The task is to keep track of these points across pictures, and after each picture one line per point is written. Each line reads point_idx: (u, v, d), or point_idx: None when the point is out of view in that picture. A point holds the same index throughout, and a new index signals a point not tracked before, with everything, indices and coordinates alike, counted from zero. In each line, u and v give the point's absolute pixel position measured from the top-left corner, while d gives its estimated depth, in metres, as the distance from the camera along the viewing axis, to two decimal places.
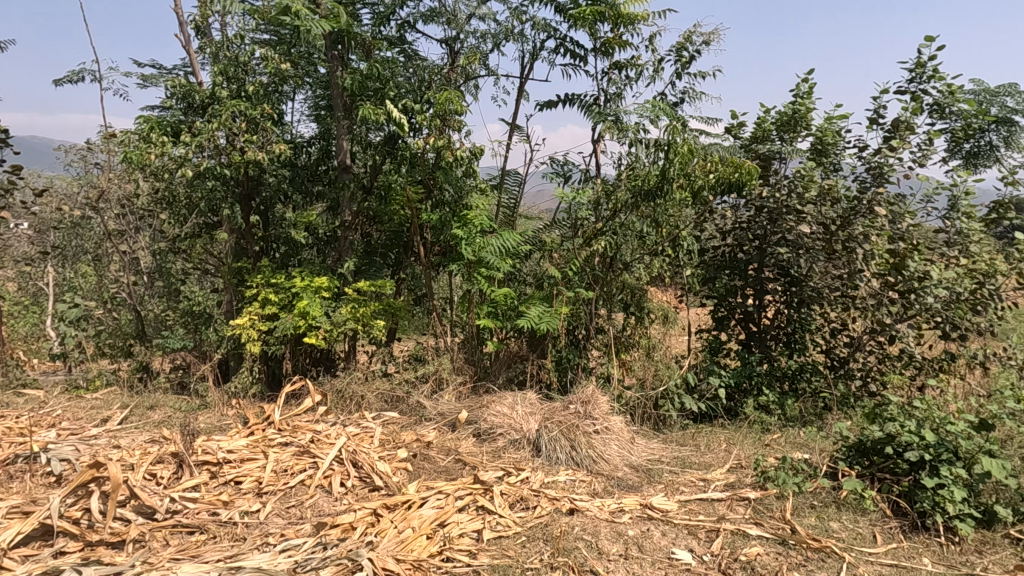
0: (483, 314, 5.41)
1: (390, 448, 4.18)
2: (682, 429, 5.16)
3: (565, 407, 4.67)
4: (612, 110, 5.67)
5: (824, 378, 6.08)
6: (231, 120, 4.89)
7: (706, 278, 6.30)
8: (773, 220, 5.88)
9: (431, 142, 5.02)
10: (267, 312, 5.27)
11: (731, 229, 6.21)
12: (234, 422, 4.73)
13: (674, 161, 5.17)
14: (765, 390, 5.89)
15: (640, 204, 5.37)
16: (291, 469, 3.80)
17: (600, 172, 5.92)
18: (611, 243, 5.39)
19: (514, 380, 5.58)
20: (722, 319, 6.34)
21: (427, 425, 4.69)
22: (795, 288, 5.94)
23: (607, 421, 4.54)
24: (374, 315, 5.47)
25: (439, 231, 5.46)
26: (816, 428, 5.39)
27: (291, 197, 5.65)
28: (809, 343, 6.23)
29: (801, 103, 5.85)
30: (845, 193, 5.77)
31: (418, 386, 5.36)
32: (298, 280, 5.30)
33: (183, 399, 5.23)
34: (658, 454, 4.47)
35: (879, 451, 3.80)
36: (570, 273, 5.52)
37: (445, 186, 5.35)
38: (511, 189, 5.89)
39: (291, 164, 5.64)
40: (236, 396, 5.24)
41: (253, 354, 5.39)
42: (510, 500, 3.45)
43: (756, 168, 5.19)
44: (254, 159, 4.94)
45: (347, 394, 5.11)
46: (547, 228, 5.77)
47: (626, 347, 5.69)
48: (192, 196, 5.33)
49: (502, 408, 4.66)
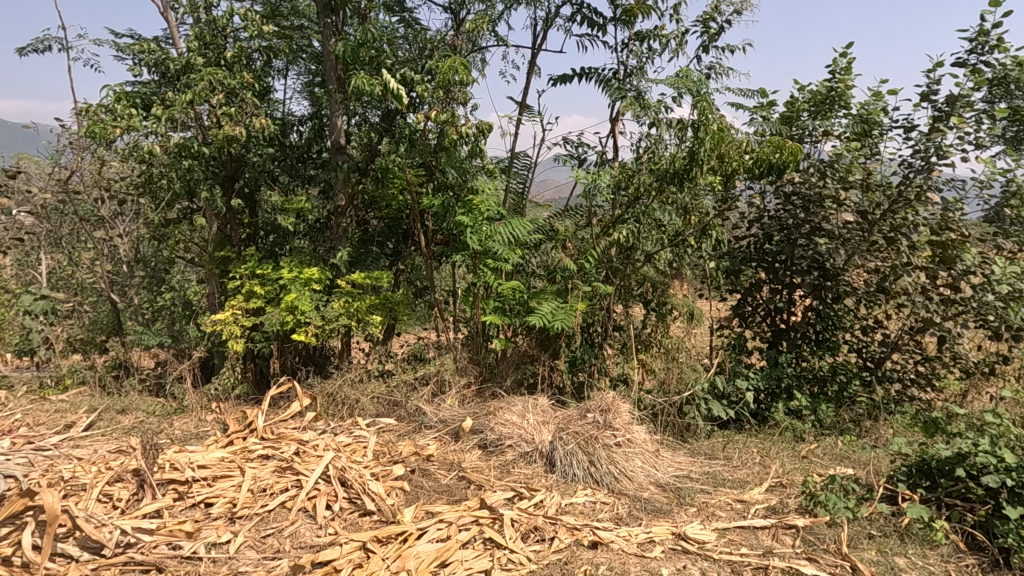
0: (490, 309, 4.91)
1: (385, 462, 3.70)
2: (709, 437, 4.65)
3: (582, 416, 4.14)
4: (633, 85, 5.14)
5: (861, 381, 5.58)
6: (212, 93, 4.37)
7: (730, 270, 5.80)
8: (807, 208, 5.38)
9: (432, 117, 4.43)
10: (252, 307, 4.82)
11: (757, 217, 5.70)
12: (212, 429, 4.26)
13: (705, 140, 4.63)
14: (796, 393, 5.42)
15: (664, 188, 4.87)
16: (271, 489, 3.32)
17: (618, 154, 5.42)
18: (632, 231, 4.88)
19: (524, 381, 5.06)
20: (746, 314, 5.88)
21: (427, 434, 4.20)
22: (830, 282, 5.43)
23: (630, 432, 4.04)
24: (371, 310, 4.99)
25: (441, 218, 4.95)
26: (858, 439, 4.88)
27: (277, 178, 5.13)
28: (842, 341, 5.74)
29: (839, 81, 5.31)
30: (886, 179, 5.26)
31: (417, 388, 4.87)
32: (286, 272, 4.81)
33: (159, 401, 4.74)
34: (686, 469, 3.98)
35: (947, 472, 3.30)
36: (587, 265, 4.94)
37: (449, 169, 4.83)
38: (521, 174, 5.34)
39: (279, 144, 5.13)
40: (216, 398, 4.75)
41: (236, 352, 4.90)
42: (523, 531, 2.96)
43: (800, 147, 4.69)
44: (236, 137, 4.42)
45: (339, 397, 4.60)
46: (560, 216, 5.26)
47: (646, 347, 5.19)
48: (169, 178, 4.81)
49: (511, 416, 4.16)
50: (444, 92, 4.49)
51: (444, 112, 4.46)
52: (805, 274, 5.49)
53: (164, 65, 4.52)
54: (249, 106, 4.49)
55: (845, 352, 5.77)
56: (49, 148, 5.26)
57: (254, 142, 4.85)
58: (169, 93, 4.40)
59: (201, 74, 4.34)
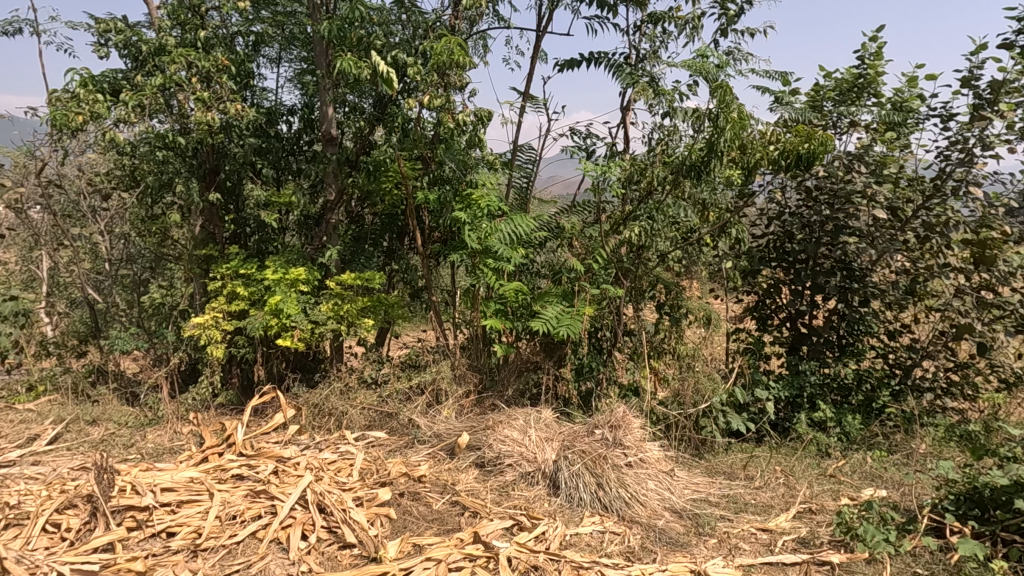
0: (490, 313, 4.54)
1: (370, 484, 3.35)
2: (728, 454, 4.28)
3: (590, 432, 3.77)
4: (646, 71, 4.78)
5: (890, 391, 5.20)
6: (186, 77, 4.01)
7: (748, 271, 5.42)
8: (832, 204, 4.99)
9: (425, 102, 4.05)
10: (234, 310, 4.49)
11: (776, 214, 5.33)
12: (187, 444, 3.92)
13: (725, 129, 4.22)
14: (819, 404, 5.04)
15: (680, 182, 4.52)
16: (241, 517, 2.97)
17: (629, 146, 5.05)
18: (645, 229, 4.48)
19: (527, 390, 4.70)
20: (765, 318, 5.52)
21: (420, 450, 3.86)
22: (857, 283, 5.07)
23: (642, 451, 3.67)
24: (362, 313, 4.64)
25: (438, 215, 4.59)
26: (889, 456, 4.49)
27: (261, 171, 4.77)
28: (867, 347, 5.37)
29: (869, 67, 4.93)
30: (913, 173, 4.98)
31: (412, 399, 4.51)
32: (270, 272, 4.47)
33: (134, 411, 4.41)
34: (704, 492, 3.62)
35: (1003, 503, 2.93)
36: (595, 266, 4.55)
37: (445, 161, 4.45)
38: (525, 167, 4.88)
39: (265, 134, 4.78)
40: (194, 409, 4.41)
41: (217, 358, 4.56)
42: (521, 571, 2.59)
43: (829, 136, 4.29)
44: (213, 125, 4.06)
45: (325, 408, 4.29)
46: (565, 212, 4.89)
47: (659, 354, 4.82)
48: (144, 171, 4.46)
49: (511, 431, 3.79)
50: (439, 76, 4.11)
51: (438, 97, 4.08)
52: (830, 275, 5.12)
53: (133, 48, 4.14)
54: (227, 92, 4.12)
55: (871, 359, 5.39)
56: (15, 141, 4.71)
57: (236, 132, 4.49)
58: (139, 76, 4.04)
59: (174, 56, 3.96)
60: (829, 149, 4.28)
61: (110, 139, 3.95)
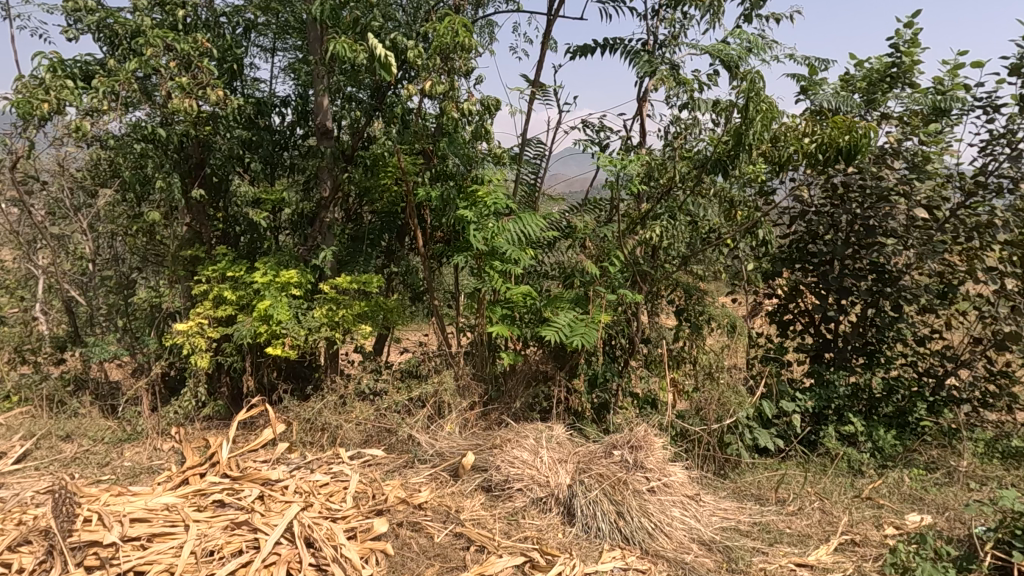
0: (496, 319, 4.20)
1: (365, 512, 3.01)
2: (755, 474, 3.95)
3: (607, 453, 3.44)
4: (665, 58, 4.44)
5: (923, 404, 4.86)
6: (165, 62, 3.67)
7: (770, 273, 5.09)
8: (863, 202, 4.65)
9: (425, 90, 3.69)
10: (220, 315, 4.16)
11: (799, 213, 4.91)
12: (167, 463, 3.60)
13: (754, 120, 3.87)
14: (849, 416, 4.70)
15: (702, 178, 4.19)
16: (219, 553, 2.64)
17: (645, 139, 4.71)
18: (665, 229, 4.17)
19: (535, 403, 4.37)
20: (787, 324, 5.19)
21: (420, 471, 3.53)
22: (890, 287, 4.74)
23: (666, 474, 3.34)
24: (359, 319, 4.32)
25: (440, 213, 4.25)
26: (929, 476, 4.14)
27: (248, 165, 4.42)
28: (898, 355, 5.04)
29: (903, 57, 4.60)
30: (946, 170, 4.61)
31: (412, 413, 4.18)
32: (259, 275, 4.14)
33: (111, 425, 4.07)
34: (734, 520, 3.29)
35: None
36: (610, 269, 4.22)
37: (449, 155, 4.12)
38: (533, 162, 4.54)
39: (255, 126, 4.45)
40: (177, 422, 4.07)
41: (201, 367, 4.23)
42: None
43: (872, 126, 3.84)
44: (193, 114, 3.71)
45: (318, 423, 3.97)
46: (577, 211, 4.55)
47: (677, 363, 4.48)
48: (123, 165, 4.12)
49: (520, 452, 3.45)
50: (442, 61, 3.76)
51: (440, 84, 3.73)
52: (860, 278, 4.77)
53: (108, 30, 3.80)
54: (210, 78, 3.78)
55: (901, 368, 5.07)
56: None
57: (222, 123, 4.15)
58: (112, 60, 3.69)
59: (151, 38, 3.62)
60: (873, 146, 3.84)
61: (80, 129, 3.60)
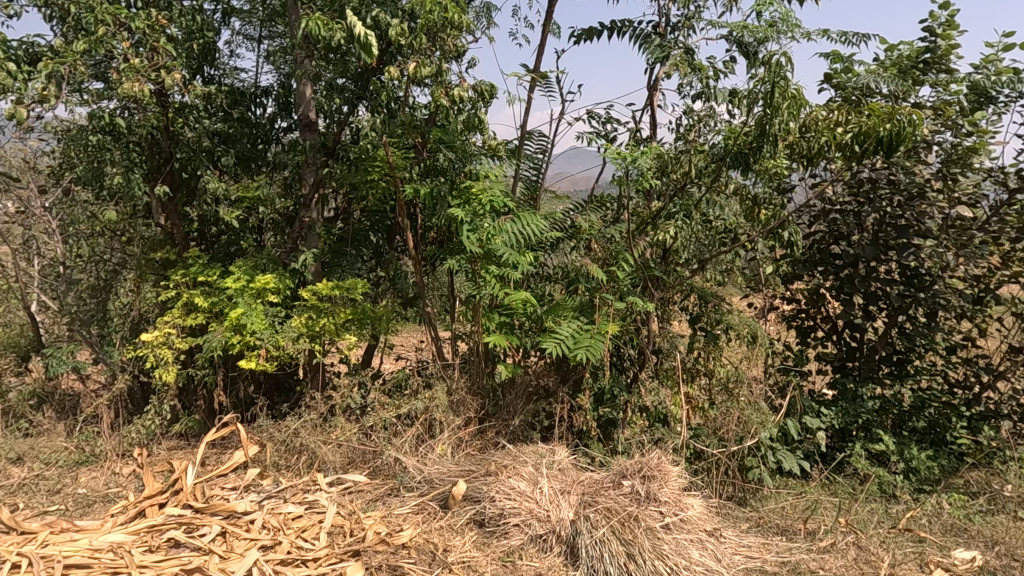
0: (494, 328, 3.82)
1: (339, 553, 2.64)
2: (780, 502, 3.55)
3: (616, 484, 3.05)
4: (679, 41, 4.04)
5: (959, 420, 4.46)
6: (117, 42, 3.29)
7: (790, 276, 4.69)
8: (894, 200, 4.27)
9: (409, 73, 3.31)
10: (189, 324, 3.79)
11: (822, 211, 4.51)
12: (124, 491, 3.23)
13: (779, 110, 3.46)
14: (878, 434, 4.30)
15: (721, 173, 3.79)
16: None
17: (656, 131, 4.33)
18: (680, 230, 3.78)
19: (536, 421, 3.99)
20: (808, 331, 4.80)
21: (406, 502, 3.15)
22: (923, 293, 4.34)
23: (682, 506, 2.95)
24: (343, 328, 3.94)
25: (430, 212, 3.87)
26: (972, 502, 3.74)
27: (220, 160, 4.03)
28: (929, 365, 4.64)
29: (939, 40, 4.22)
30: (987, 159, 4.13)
31: (399, 432, 3.80)
32: (231, 281, 3.77)
33: (68, 445, 3.71)
34: (760, 559, 2.90)
35: None
36: (618, 274, 3.83)
37: (440, 148, 3.73)
38: (534, 157, 4.16)
39: (228, 117, 4.08)
40: (141, 443, 3.71)
41: (170, 382, 3.87)
42: None
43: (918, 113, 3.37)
44: (145, 99, 3.32)
45: (296, 445, 3.59)
46: (582, 210, 4.16)
47: (692, 376, 4.08)
48: (80, 159, 3.75)
49: (518, 481, 3.06)
50: (429, 40, 3.39)
51: (426, 66, 3.34)
52: (890, 283, 4.39)
53: (57, 8, 3.42)
54: (167, 60, 3.40)
55: (933, 379, 4.67)
56: None
57: (192, 113, 3.81)
58: (59, 40, 3.32)
59: (101, 15, 3.24)
60: (917, 137, 3.41)
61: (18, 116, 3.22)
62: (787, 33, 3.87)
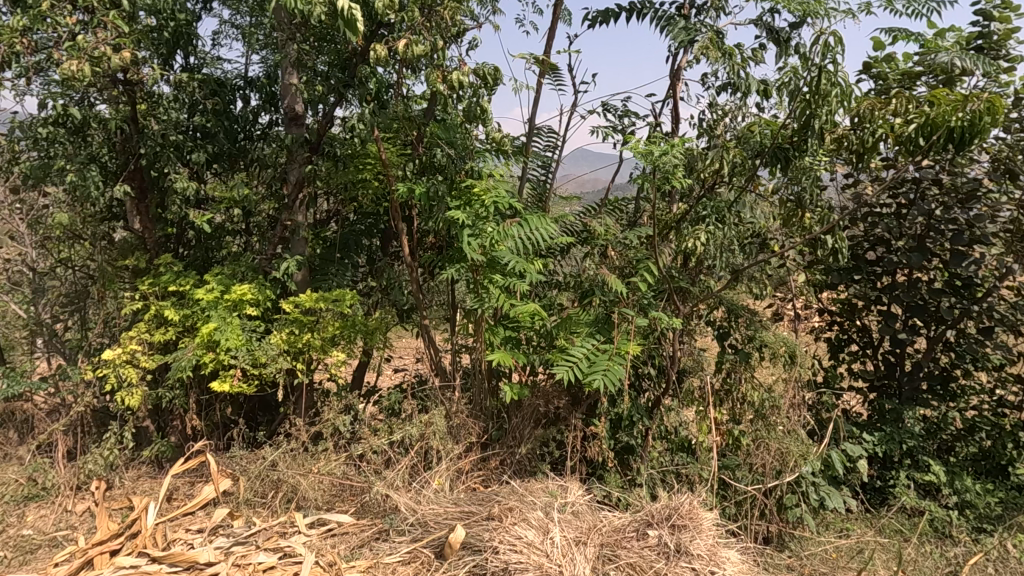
0: (497, 345, 3.40)
1: None
2: (823, 545, 3.12)
3: (641, 534, 2.62)
4: (705, 23, 3.62)
5: (1016, 445, 4.00)
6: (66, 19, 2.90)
7: (825, 286, 4.26)
8: (946, 202, 3.82)
9: (402, 54, 2.88)
10: (157, 340, 3.40)
11: (862, 214, 4.07)
12: (75, 534, 2.82)
13: (827, 97, 3.02)
14: (926, 462, 3.85)
15: (754, 171, 3.36)
16: None
17: (679, 125, 3.89)
18: (709, 235, 3.36)
19: (544, 448, 3.56)
20: (844, 346, 4.36)
21: (396, 549, 2.73)
22: (977, 305, 3.89)
23: (717, 560, 2.52)
24: (330, 344, 3.53)
25: (428, 214, 3.45)
26: None
27: (193, 156, 3.64)
28: (980, 385, 4.19)
29: (995, 24, 3.78)
30: None
31: (391, 462, 3.39)
32: (204, 291, 3.37)
33: (19, 477, 3.32)
34: None
35: None
36: (638, 285, 3.41)
37: (438, 142, 3.32)
38: (543, 154, 3.74)
39: (205, 109, 3.69)
40: (101, 475, 3.31)
41: (135, 404, 3.47)
42: None
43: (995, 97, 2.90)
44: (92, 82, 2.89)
45: (273, 478, 3.18)
46: (596, 212, 3.74)
47: (719, 398, 3.66)
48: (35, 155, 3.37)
49: (525, 529, 2.59)
50: (425, 18, 2.98)
51: (420, 45, 2.91)
52: (939, 294, 3.95)
53: None
54: (126, 42, 3.01)
55: (983, 399, 4.22)
56: None
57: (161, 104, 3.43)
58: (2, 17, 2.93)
59: None
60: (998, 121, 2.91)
61: None
62: (829, 13, 3.44)
